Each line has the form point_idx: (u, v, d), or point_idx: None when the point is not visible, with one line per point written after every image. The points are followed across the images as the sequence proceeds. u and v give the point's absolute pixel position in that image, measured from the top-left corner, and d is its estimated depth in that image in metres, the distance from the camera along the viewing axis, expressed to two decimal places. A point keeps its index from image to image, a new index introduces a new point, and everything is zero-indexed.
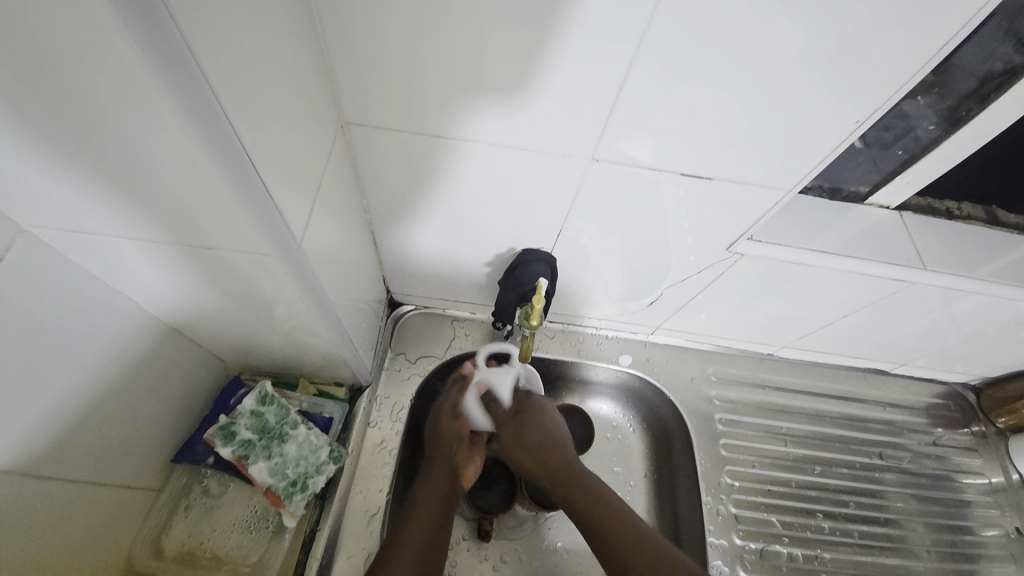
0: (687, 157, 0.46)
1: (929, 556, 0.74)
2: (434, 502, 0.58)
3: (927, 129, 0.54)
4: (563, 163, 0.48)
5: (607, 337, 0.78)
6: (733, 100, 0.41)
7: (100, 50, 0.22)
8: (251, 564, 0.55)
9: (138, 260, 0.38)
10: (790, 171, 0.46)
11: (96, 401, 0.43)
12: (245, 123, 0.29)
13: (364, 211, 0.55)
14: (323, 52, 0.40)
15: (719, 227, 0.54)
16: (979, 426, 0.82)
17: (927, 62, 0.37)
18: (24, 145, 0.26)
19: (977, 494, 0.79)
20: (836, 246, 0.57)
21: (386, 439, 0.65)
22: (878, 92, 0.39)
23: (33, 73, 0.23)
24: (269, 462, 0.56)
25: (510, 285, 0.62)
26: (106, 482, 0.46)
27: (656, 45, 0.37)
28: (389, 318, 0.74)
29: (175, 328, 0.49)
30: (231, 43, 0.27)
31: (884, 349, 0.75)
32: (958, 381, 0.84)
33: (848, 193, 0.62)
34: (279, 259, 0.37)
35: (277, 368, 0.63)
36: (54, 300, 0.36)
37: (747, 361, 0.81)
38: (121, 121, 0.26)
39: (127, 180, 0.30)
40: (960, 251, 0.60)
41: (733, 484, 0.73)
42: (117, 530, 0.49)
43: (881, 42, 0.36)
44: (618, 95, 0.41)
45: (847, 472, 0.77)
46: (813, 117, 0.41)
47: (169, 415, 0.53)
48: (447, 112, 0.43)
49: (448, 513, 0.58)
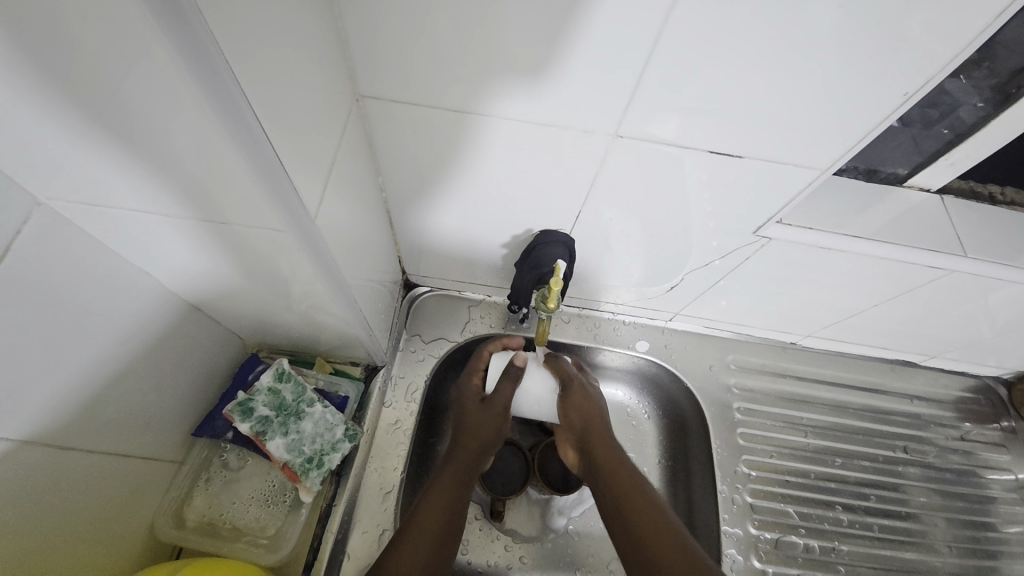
0: (716, 134, 0.44)
1: (949, 552, 0.72)
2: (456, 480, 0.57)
3: (973, 107, 0.51)
4: (584, 140, 0.46)
5: (624, 322, 0.76)
6: (764, 77, 0.38)
7: (111, 15, 0.22)
8: (268, 536, 0.56)
9: (154, 234, 0.38)
10: (825, 150, 0.44)
11: (118, 375, 0.43)
12: (259, 95, 0.28)
13: (379, 189, 0.55)
14: (338, 21, 0.38)
15: (747, 209, 0.51)
16: (1010, 422, 0.79)
17: (979, 34, 0.34)
18: (41, 113, 0.26)
19: (1004, 491, 0.76)
20: (869, 232, 0.54)
21: (401, 420, 0.66)
22: (924, 66, 0.36)
23: (49, 42, 0.23)
24: (286, 438, 0.57)
25: (527, 266, 0.61)
26: (130, 454, 0.47)
27: (684, 20, 0.35)
28: (404, 299, 0.73)
29: (194, 304, 0.50)
30: (250, 20, 0.27)
31: (913, 340, 0.73)
32: (989, 375, 0.80)
33: (885, 176, 0.58)
34: (294, 235, 0.36)
35: (294, 346, 0.63)
36: (73, 274, 0.37)
37: (768, 349, 0.79)
38: (135, 93, 0.25)
39: (143, 153, 0.29)
40: (1002, 239, 0.57)
41: (749, 474, 0.72)
42: (141, 502, 0.50)
43: (936, 11, 0.33)
44: (646, 66, 0.39)
45: (869, 465, 0.75)
46: (852, 95, 0.39)
47: (191, 390, 0.54)
48: (467, 86, 0.42)
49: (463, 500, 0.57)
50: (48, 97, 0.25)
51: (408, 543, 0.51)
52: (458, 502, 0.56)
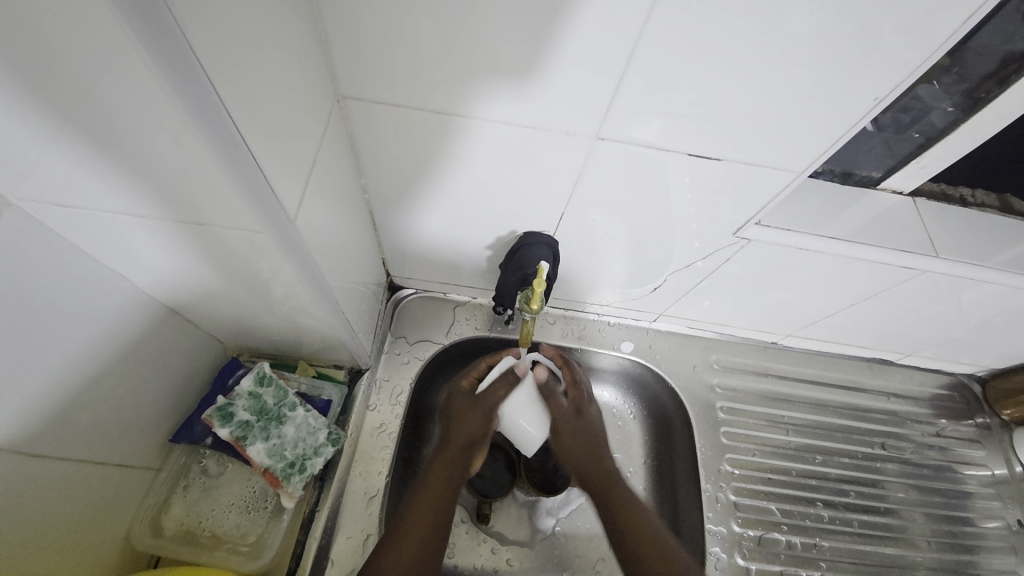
0: (695, 137, 0.44)
1: (927, 547, 0.74)
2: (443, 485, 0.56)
3: (943, 112, 0.52)
4: (567, 142, 0.46)
5: (608, 323, 0.77)
6: (739, 81, 0.39)
7: (77, 10, 0.21)
8: (249, 543, 0.55)
9: (129, 236, 0.37)
10: (801, 153, 0.45)
11: (93, 380, 0.42)
12: (234, 93, 0.28)
13: (362, 190, 0.54)
14: (318, 22, 0.38)
15: (727, 211, 0.52)
16: (984, 418, 0.82)
17: (946, 41, 0.35)
18: (4, 110, 0.25)
19: (979, 486, 0.78)
20: (845, 233, 0.55)
21: (386, 423, 0.65)
22: (895, 71, 0.38)
23: (10, 35, 0.22)
24: (267, 443, 0.57)
25: (511, 267, 0.61)
26: (105, 461, 0.46)
27: (661, 25, 0.36)
28: (389, 302, 0.73)
29: (172, 308, 0.49)
30: (224, 17, 0.26)
31: (889, 339, 0.75)
32: (963, 372, 0.83)
33: (860, 178, 0.60)
34: (273, 237, 0.36)
35: (276, 349, 0.62)
36: (42, 278, 0.36)
37: (750, 349, 0.80)
38: (103, 91, 0.25)
39: (113, 151, 0.29)
40: (973, 239, 0.58)
41: (733, 472, 0.73)
42: (116, 511, 0.49)
43: (905, 19, 0.34)
44: (627, 71, 0.39)
45: (849, 462, 0.77)
46: (827, 100, 0.40)
47: (168, 395, 0.53)
48: (449, 88, 0.42)
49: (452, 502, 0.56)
50: (17, 97, 0.25)
51: (395, 553, 0.50)
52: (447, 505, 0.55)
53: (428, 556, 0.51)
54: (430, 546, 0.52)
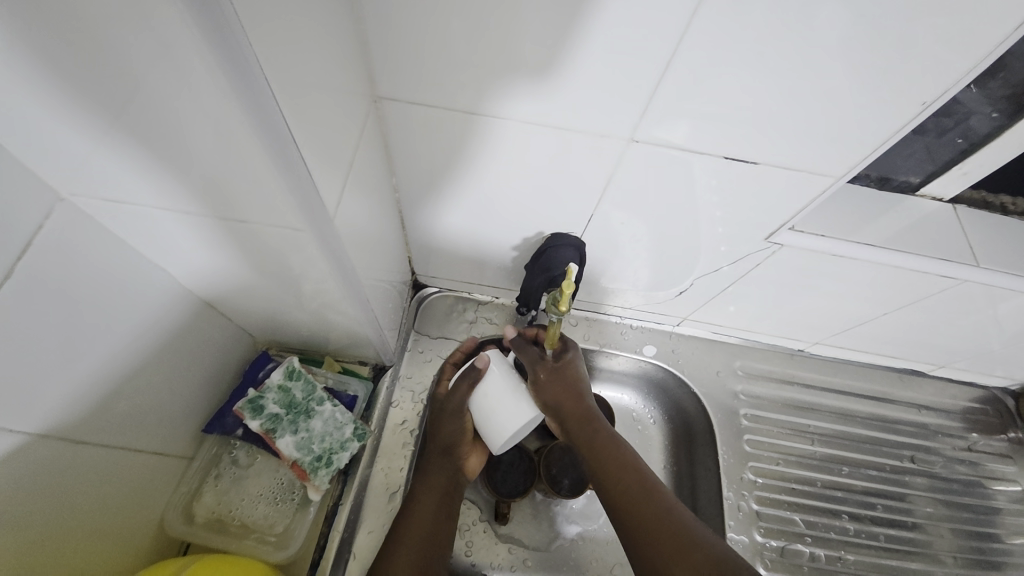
0: (730, 140, 0.44)
1: (954, 563, 0.72)
2: (435, 499, 0.57)
3: (988, 117, 0.50)
4: (599, 144, 0.46)
5: (631, 327, 0.76)
6: (777, 85, 0.39)
7: (143, 9, 0.22)
8: (276, 534, 0.56)
9: (172, 231, 0.38)
10: (839, 157, 0.44)
11: (134, 371, 0.44)
12: (286, 94, 0.28)
13: (393, 189, 0.55)
14: (358, 23, 0.39)
15: (758, 216, 0.52)
16: (1017, 433, 0.79)
17: (995, 49, 0.34)
18: (62, 105, 0.26)
19: (1009, 502, 0.76)
20: (881, 240, 0.54)
21: (408, 419, 0.66)
22: (940, 75, 0.36)
23: (76, 33, 0.23)
24: (295, 436, 0.57)
25: (537, 269, 0.61)
26: (141, 449, 0.48)
27: (703, 25, 0.35)
28: (413, 300, 0.74)
29: (208, 301, 0.50)
30: (279, 17, 0.27)
31: (922, 350, 0.73)
32: (997, 386, 0.80)
33: (897, 184, 0.58)
34: (313, 235, 0.36)
35: (304, 345, 0.63)
36: (91, 271, 0.37)
37: (776, 356, 0.79)
38: (161, 90, 0.26)
39: (163, 148, 0.30)
40: (1013, 249, 0.56)
41: (755, 480, 0.72)
42: (150, 498, 0.50)
43: (952, 24, 0.33)
44: (665, 73, 0.39)
45: (876, 474, 0.75)
46: (868, 105, 0.39)
47: (201, 387, 0.54)
48: (482, 89, 0.42)
49: (446, 512, 0.57)
50: (79, 91, 0.26)
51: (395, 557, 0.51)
52: (443, 517, 0.57)
53: (429, 559, 0.53)
54: (430, 552, 0.53)
